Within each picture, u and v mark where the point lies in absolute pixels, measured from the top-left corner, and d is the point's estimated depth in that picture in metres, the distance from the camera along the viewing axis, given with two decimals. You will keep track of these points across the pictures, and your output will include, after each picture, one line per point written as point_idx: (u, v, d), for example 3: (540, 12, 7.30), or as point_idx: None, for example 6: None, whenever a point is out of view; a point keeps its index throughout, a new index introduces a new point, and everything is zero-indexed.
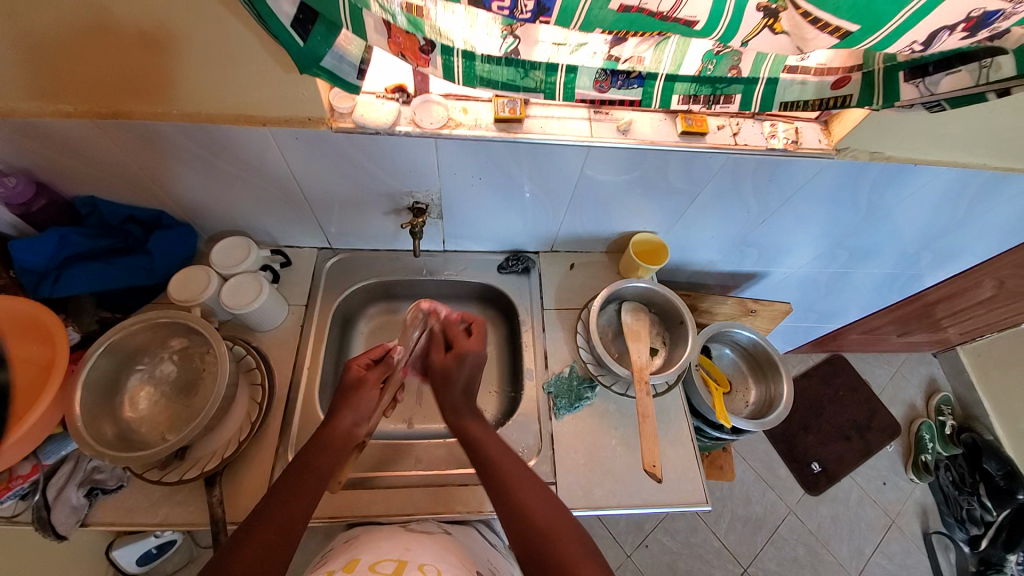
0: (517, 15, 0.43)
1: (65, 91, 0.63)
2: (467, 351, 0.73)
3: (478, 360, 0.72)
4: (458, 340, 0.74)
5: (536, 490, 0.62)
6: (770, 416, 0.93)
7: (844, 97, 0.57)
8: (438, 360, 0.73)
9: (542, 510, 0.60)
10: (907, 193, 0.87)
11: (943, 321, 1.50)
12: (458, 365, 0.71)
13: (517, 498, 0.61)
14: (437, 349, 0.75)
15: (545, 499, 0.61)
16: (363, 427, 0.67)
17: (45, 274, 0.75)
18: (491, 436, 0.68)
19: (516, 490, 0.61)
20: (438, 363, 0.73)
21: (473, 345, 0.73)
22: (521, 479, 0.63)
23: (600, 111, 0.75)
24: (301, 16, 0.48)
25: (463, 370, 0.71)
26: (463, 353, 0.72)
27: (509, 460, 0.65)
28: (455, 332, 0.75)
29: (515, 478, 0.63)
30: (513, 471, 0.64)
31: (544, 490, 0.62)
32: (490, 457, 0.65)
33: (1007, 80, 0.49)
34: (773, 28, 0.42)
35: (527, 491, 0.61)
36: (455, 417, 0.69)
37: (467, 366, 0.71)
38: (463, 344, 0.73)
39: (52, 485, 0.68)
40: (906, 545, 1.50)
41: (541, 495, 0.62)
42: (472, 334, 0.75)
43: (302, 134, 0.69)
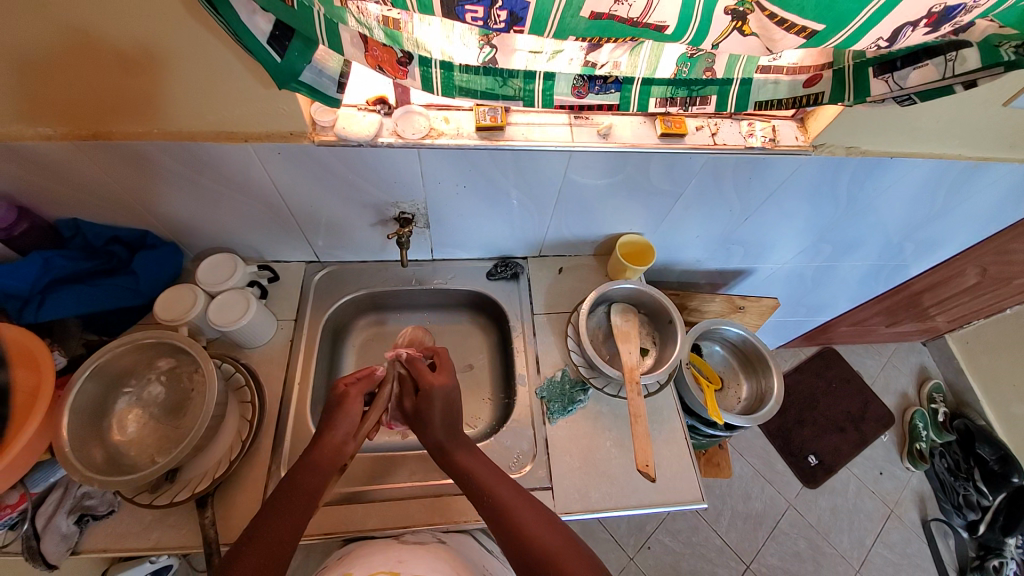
0: (491, 25, 0.44)
1: (45, 114, 0.63)
2: (433, 387, 0.72)
3: (446, 393, 0.72)
4: (424, 377, 0.74)
5: (535, 512, 0.62)
6: (762, 411, 0.94)
7: (817, 94, 0.58)
8: (409, 403, 0.74)
9: (542, 529, 0.60)
10: (886, 185, 0.88)
11: (931, 310, 1.52)
12: (428, 403, 0.71)
13: (517, 523, 0.60)
14: (408, 394, 0.75)
15: (544, 517, 0.62)
16: (350, 444, 0.67)
17: (29, 299, 0.73)
18: (484, 462, 0.68)
19: (514, 514, 0.61)
20: (411, 407, 0.73)
21: (441, 378, 0.74)
22: (519, 503, 0.63)
23: (580, 116, 0.76)
24: (277, 33, 0.49)
25: (435, 407, 0.71)
26: (429, 389, 0.72)
27: (498, 481, 0.66)
28: (419, 368, 0.75)
29: (514, 501, 0.63)
30: (506, 494, 0.64)
31: (543, 511, 0.63)
32: (482, 483, 0.65)
33: (973, 72, 0.50)
34: (743, 30, 0.43)
35: (524, 514, 0.61)
36: (443, 453, 0.69)
37: (436, 399, 0.71)
38: (428, 378, 0.73)
39: (40, 514, 0.66)
40: (905, 534, 1.51)
41: (537, 514, 0.62)
42: (438, 367, 0.77)
43: (286, 149, 0.69)
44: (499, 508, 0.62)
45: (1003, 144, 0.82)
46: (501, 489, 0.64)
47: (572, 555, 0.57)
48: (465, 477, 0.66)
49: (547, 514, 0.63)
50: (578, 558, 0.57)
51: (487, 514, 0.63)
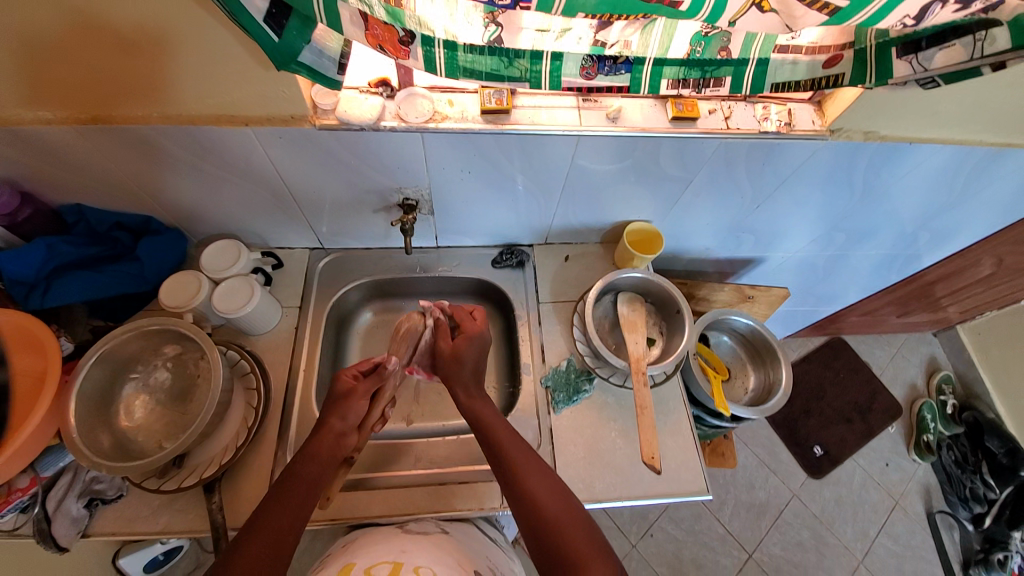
0: (498, 2, 0.42)
1: (43, 97, 0.62)
2: (474, 332, 0.76)
3: (484, 340, 0.76)
4: (465, 323, 0.78)
5: (542, 473, 0.62)
6: (770, 402, 0.92)
7: (837, 76, 0.56)
8: (446, 345, 0.76)
9: (551, 496, 0.60)
10: (903, 173, 0.85)
11: (943, 300, 1.49)
12: (465, 344, 0.74)
13: (527, 487, 0.60)
14: (443, 336, 0.78)
15: (552, 482, 0.61)
16: (350, 437, 0.67)
17: (35, 284, 0.74)
18: (501, 419, 0.68)
19: (526, 477, 0.61)
20: (447, 349, 0.75)
21: (478, 326, 0.77)
22: (529, 464, 0.63)
23: (589, 99, 0.73)
24: (274, 11, 0.47)
25: (471, 349, 0.74)
26: (472, 333, 0.76)
27: (513, 440, 0.65)
28: (460, 317, 0.79)
29: (525, 463, 0.63)
30: (521, 456, 0.63)
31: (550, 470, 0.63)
32: (498, 440, 0.65)
33: (1001, 53, 0.49)
34: (761, 6, 0.41)
35: (535, 477, 0.61)
36: (463, 402, 0.70)
37: (474, 342, 0.75)
38: (469, 325, 0.77)
39: (51, 497, 0.67)
40: (910, 525, 1.50)
41: (548, 477, 0.62)
42: (477, 317, 0.79)
43: (286, 133, 0.67)
44: (511, 468, 0.62)
45: None
46: (515, 447, 0.64)
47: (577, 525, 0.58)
48: (485, 431, 0.66)
49: (557, 479, 0.62)
50: (584, 533, 0.57)
51: (501, 471, 0.63)
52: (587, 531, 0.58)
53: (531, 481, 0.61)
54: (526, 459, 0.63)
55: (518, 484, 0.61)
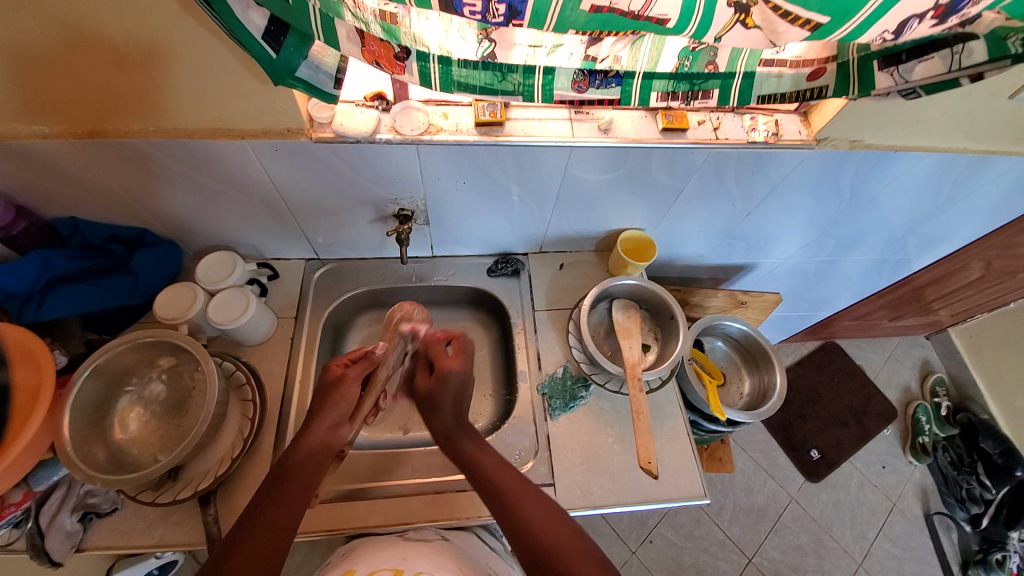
0: (490, 19, 0.43)
1: (39, 111, 0.62)
2: (450, 370, 0.73)
3: (463, 376, 0.73)
4: (440, 359, 0.74)
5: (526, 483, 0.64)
6: (764, 407, 0.93)
7: (821, 88, 0.57)
8: (423, 383, 0.74)
9: (545, 519, 0.60)
10: (890, 179, 0.87)
11: (934, 304, 1.52)
12: (440, 386, 0.71)
13: (523, 511, 0.61)
14: (421, 373, 0.76)
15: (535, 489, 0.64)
16: (344, 428, 0.66)
17: (29, 298, 0.73)
18: (486, 449, 0.68)
19: (521, 500, 0.62)
20: (424, 387, 0.73)
21: (455, 363, 0.74)
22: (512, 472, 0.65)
23: (581, 111, 0.75)
24: (272, 28, 0.48)
25: (448, 392, 0.71)
26: (446, 371, 0.72)
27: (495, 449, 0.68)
28: (437, 351, 0.76)
29: (518, 489, 0.63)
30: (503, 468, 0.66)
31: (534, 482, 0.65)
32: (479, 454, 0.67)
33: (978, 65, 0.50)
34: (745, 23, 0.43)
35: (529, 502, 0.62)
36: (449, 443, 0.68)
37: (452, 382, 0.72)
38: (446, 362, 0.74)
39: (44, 512, 0.67)
40: (908, 527, 1.51)
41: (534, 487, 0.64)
42: (455, 351, 0.76)
43: (283, 146, 0.68)
44: (502, 495, 0.63)
45: (1009, 137, 0.81)
46: (505, 474, 0.65)
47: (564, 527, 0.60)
48: (469, 464, 0.66)
49: (551, 505, 0.63)
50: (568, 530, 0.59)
51: (492, 499, 0.63)
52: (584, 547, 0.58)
53: (525, 504, 0.61)
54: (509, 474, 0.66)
55: (512, 509, 0.61)
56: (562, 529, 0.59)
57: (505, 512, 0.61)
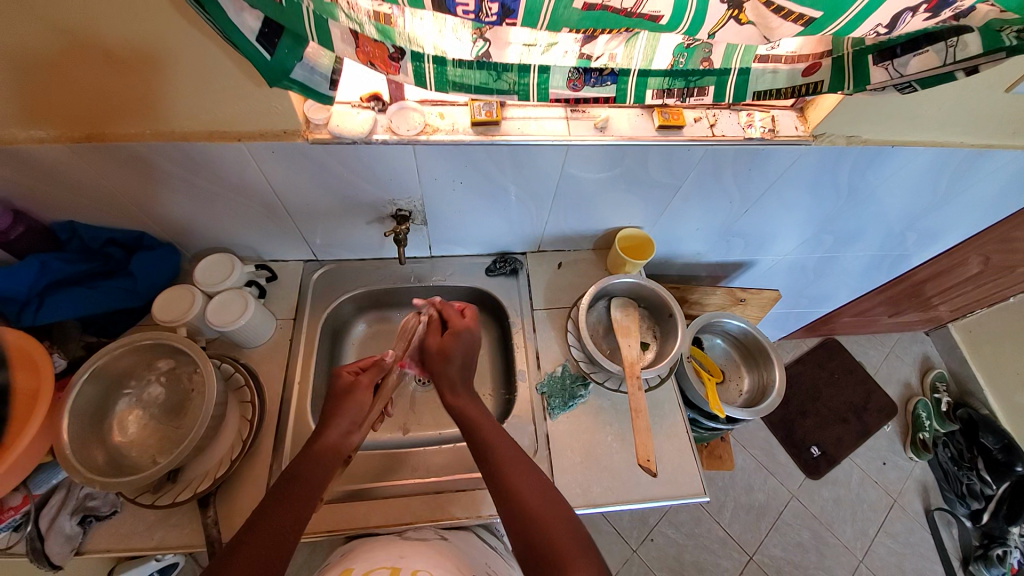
0: (483, 18, 0.43)
1: (35, 116, 0.62)
2: (461, 330, 0.76)
3: (472, 338, 0.76)
4: (452, 321, 0.77)
5: (525, 470, 0.63)
6: (763, 403, 0.93)
7: (816, 83, 0.58)
8: (434, 341, 0.75)
9: (545, 513, 0.59)
10: (887, 174, 0.87)
11: (934, 299, 1.51)
12: (454, 340, 0.74)
13: (523, 504, 0.59)
14: (433, 331, 0.77)
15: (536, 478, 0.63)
16: (355, 435, 0.68)
17: (27, 302, 0.73)
18: (493, 426, 0.67)
19: (521, 492, 0.60)
20: (435, 343, 0.74)
21: (467, 324, 0.77)
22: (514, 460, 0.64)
23: (577, 109, 0.75)
24: (266, 30, 0.48)
25: (459, 346, 0.74)
26: (457, 331, 0.75)
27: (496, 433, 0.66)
28: (450, 312, 0.78)
29: (521, 478, 0.62)
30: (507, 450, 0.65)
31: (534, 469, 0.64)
32: (483, 437, 0.66)
33: (973, 58, 0.50)
34: (739, 19, 0.43)
35: (529, 493, 0.60)
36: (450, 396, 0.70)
37: (462, 340, 0.74)
38: (457, 321, 0.77)
39: (44, 515, 0.67)
40: (909, 523, 1.51)
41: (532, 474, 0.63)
42: (465, 315, 0.79)
43: (279, 147, 0.68)
44: (505, 487, 0.61)
45: (1006, 131, 0.81)
46: (510, 462, 0.63)
47: (558, 518, 0.58)
48: (476, 444, 0.65)
49: (553, 496, 0.61)
50: (563, 521, 0.58)
51: (495, 486, 0.62)
52: (579, 545, 0.56)
53: (525, 498, 0.60)
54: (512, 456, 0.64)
55: (512, 501, 0.60)
56: (555, 516, 0.58)
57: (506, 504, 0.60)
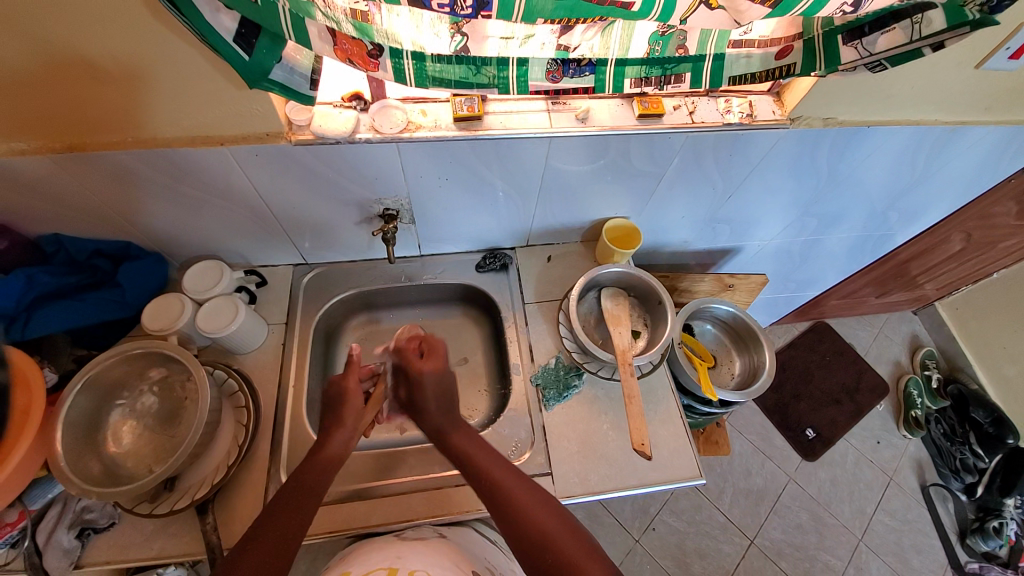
0: (458, 11, 0.44)
1: (16, 128, 0.62)
2: (423, 375, 0.73)
3: (437, 377, 0.73)
4: (414, 364, 0.74)
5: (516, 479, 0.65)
6: (755, 386, 0.95)
7: (789, 66, 0.58)
8: (404, 392, 0.75)
9: (543, 518, 0.60)
10: (866, 155, 0.89)
11: (919, 278, 1.54)
12: (420, 391, 0.72)
13: (504, 492, 0.63)
14: (400, 385, 0.76)
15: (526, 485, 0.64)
16: (354, 441, 0.69)
17: (15, 316, 0.72)
18: (473, 437, 0.69)
19: (505, 486, 0.63)
20: (405, 396, 0.74)
21: (427, 365, 0.73)
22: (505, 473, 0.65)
23: (558, 101, 0.75)
24: (243, 31, 0.48)
25: (428, 391, 0.72)
26: (421, 377, 0.72)
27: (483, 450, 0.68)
28: (408, 356, 0.75)
29: (494, 467, 0.66)
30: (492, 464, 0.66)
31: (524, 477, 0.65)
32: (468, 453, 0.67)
33: (939, 34, 0.51)
34: (709, 4, 0.44)
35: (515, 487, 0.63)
36: (440, 438, 0.70)
37: (427, 385, 0.72)
38: (418, 366, 0.73)
39: (40, 530, 0.67)
40: (905, 500, 1.53)
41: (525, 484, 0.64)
42: (426, 354, 0.75)
43: (262, 150, 0.68)
44: (487, 485, 0.64)
45: (978, 107, 0.83)
46: (491, 464, 0.66)
47: (555, 523, 0.60)
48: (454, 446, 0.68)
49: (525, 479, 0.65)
50: (558, 523, 0.60)
51: (476, 483, 0.64)
52: (570, 532, 0.60)
53: (504, 486, 0.63)
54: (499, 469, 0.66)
55: (491, 491, 0.63)
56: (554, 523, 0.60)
57: (493, 500, 0.63)
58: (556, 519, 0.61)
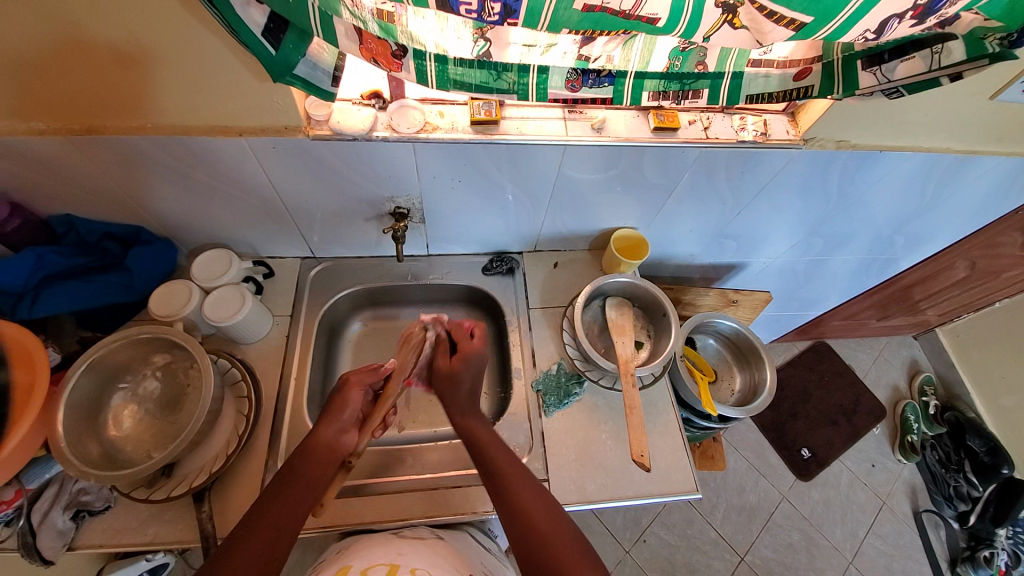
0: (486, 17, 0.44)
1: (35, 108, 0.62)
2: (471, 353, 0.75)
3: (481, 362, 0.75)
4: (461, 342, 0.77)
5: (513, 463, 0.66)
6: (754, 403, 0.95)
7: (807, 87, 0.59)
8: (444, 363, 0.76)
9: (536, 506, 0.61)
10: (876, 179, 0.89)
11: (921, 303, 1.54)
12: (462, 365, 0.73)
13: (501, 474, 0.65)
14: (442, 355, 0.77)
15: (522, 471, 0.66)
16: (347, 436, 0.67)
17: (23, 294, 0.72)
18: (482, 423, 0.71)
19: (518, 496, 0.62)
20: (445, 367, 0.75)
21: (478, 346, 0.76)
22: (505, 458, 0.67)
23: (574, 110, 0.76)
24: (271, 26, 0.49)
25: (468, 372, 0.74)
26: (469, 353, 0.75)
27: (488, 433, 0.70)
28: (459, 334, 0.78)
29: (494, 449, 0.67)
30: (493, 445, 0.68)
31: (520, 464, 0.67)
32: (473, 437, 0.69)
33: (957, 65, 0.51)
34: (732, 23, 0.44)
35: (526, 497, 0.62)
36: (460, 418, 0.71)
37: (473, 364, 0.74)
38: (467, 346, 0.76)
39: (36, 510, 0.66)
40: (897, 524, 1.53)
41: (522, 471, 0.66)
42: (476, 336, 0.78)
43: (280, 143, 0.69)
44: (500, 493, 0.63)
45: (990, 138, 0.83)
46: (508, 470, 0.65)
47: (544, 511, 0.61)
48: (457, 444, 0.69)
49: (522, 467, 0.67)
50: (546, 512, 0.61)
51: (491, 487, 0.64)
52: (579, 550, 0.58)
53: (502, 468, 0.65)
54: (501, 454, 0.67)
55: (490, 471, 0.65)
56: (545, 512, 0.61)
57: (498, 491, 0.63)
58: (544, 507, 0.61)
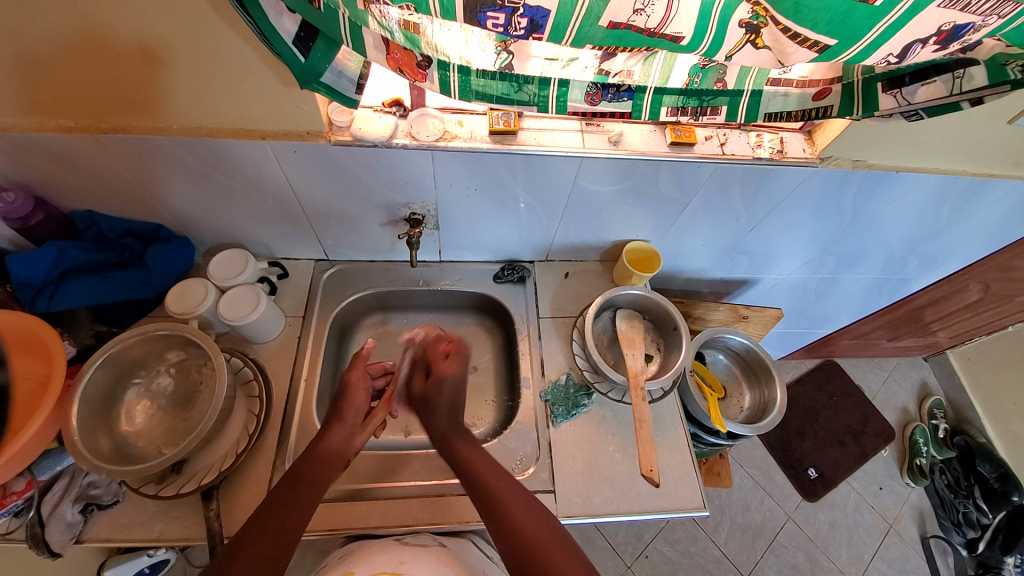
0: (511, 32, 0.45)
1: (68, 107, 0.64)
2: (445, 374, 0.74)
3: (456, 382, 0.74)
4: (436, 364, 0.75)
5: (499, 474, 0.66)
6: (764, 420, 0.94)
7: (826, 108, 0.59)
8: (418, 386, 0.75)
9: (529, 518, 0.62)
10: (891, 200, 0.89)
11: (933, 325, 1.53)
12: (437, 389, 0.73)
13: (489, 486, 0.65)
14: (418, 376, 0.77)
15: (511, 484, 0.66)
16: (356, 437, 0.69)
17: (42, 288, 0.74)
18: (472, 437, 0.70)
19: (512, 505, 0.63)
20: (420, 391, 0.75)
21: (452, 367, 0.74)
22: (491, 470, 0.66)
23: (592, 123, 0.77)
24: (302, 34, 0.50)
25: (444, 394, 0.73)
26: (441, 376, 0.74)
27: (470, 443, 0.69)
28: (434, 355, 0.76)
29: (478, 458, 0.68)
30: (476, 455, 0.68)
31: (508, 476, 0.67)
32: (457, 447, 0.69)
33: (979, 90, 0.51)
34: (755, 43, 0.45)
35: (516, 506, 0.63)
36: (444, 442, 0.70)
37: (446, 386, 0.73)
38: (440, 367, 0.74)
39: (46, 501, 0.67)
40: (906, 550, 1.50)
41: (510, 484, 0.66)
42: (450, 355, 0.76)
43: (301, 147, 0.70)
44: (489, 496, 0.64)
45: (1008, 162, 0.83)
46: (500, 482, 0.65)
47: (537, 521, 0.62)
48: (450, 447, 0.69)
49: (512, 480, 0.67)
50: (540, 520, 0.62)
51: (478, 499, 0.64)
52: (571, 552, 0.59)
53: (488, 477, 0.65)
54: (487, 464, 0.67)
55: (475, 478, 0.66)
56: (540, 521, 0.62)
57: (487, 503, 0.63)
58: (538, 516, 0.62)
